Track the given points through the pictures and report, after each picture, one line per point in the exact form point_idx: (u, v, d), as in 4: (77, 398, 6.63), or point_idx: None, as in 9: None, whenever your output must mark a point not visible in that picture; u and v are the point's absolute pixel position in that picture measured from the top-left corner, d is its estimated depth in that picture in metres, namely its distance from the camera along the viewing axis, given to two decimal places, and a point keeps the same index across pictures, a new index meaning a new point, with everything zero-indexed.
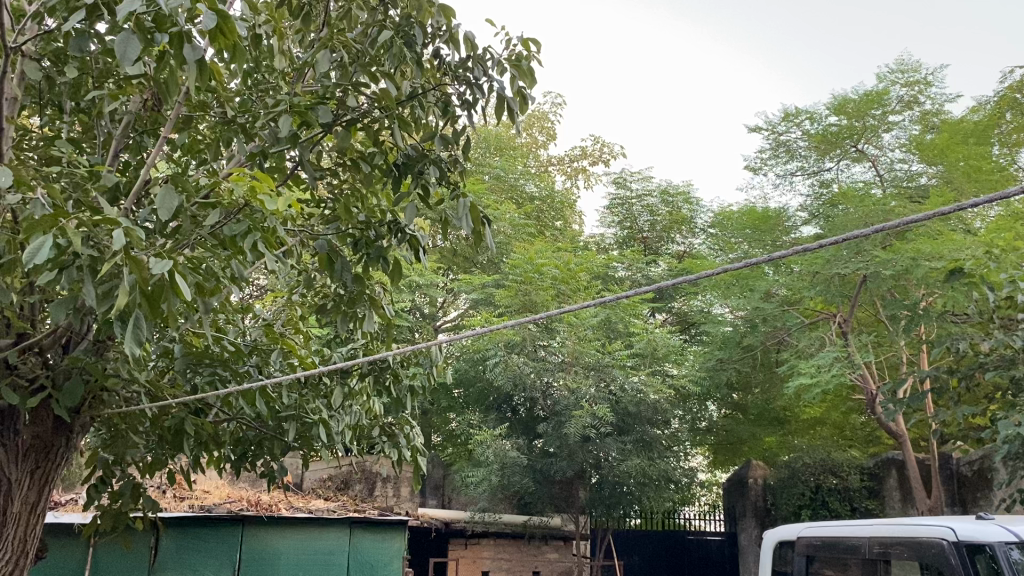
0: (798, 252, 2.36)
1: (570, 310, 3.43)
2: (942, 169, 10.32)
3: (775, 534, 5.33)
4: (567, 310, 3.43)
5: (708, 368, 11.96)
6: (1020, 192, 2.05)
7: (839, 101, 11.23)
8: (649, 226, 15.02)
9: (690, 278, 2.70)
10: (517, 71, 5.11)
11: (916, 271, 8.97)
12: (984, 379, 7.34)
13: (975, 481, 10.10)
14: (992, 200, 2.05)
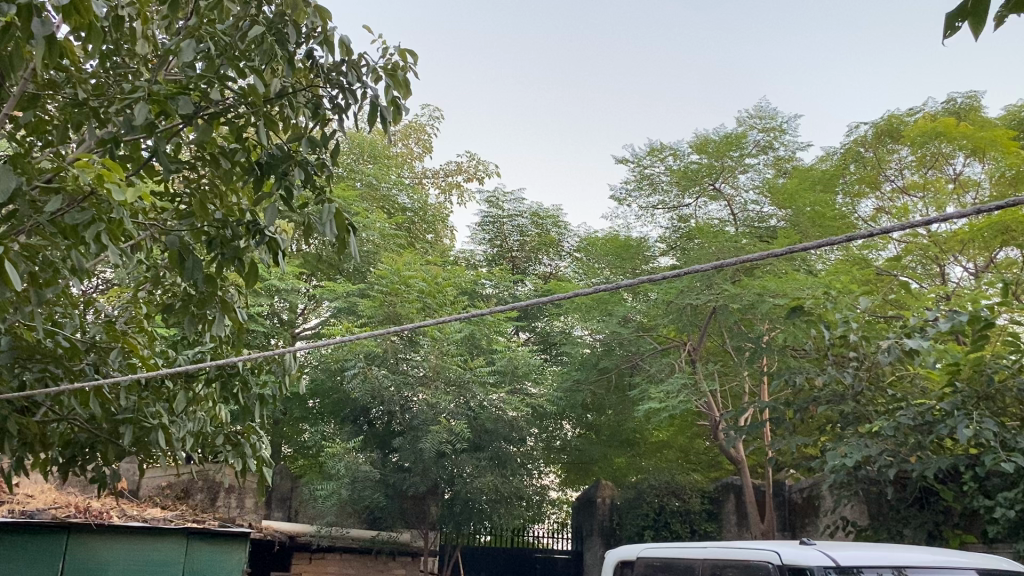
0: (651, 281, 2.48)
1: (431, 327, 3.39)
2: (791, 214, 11.05)
3: (616, 554, 5.43)
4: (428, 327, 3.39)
5: (566, 389, 12.12)
6: (852, 241, 2.22)
7: (701, 140, 11.79)
8: (518, 246, 15.20)
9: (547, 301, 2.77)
10: (392, 81, 5.05)
11: (761, 307, 9.49)
12: (817, 412, 7.79)
13: (804, 507, 10.69)
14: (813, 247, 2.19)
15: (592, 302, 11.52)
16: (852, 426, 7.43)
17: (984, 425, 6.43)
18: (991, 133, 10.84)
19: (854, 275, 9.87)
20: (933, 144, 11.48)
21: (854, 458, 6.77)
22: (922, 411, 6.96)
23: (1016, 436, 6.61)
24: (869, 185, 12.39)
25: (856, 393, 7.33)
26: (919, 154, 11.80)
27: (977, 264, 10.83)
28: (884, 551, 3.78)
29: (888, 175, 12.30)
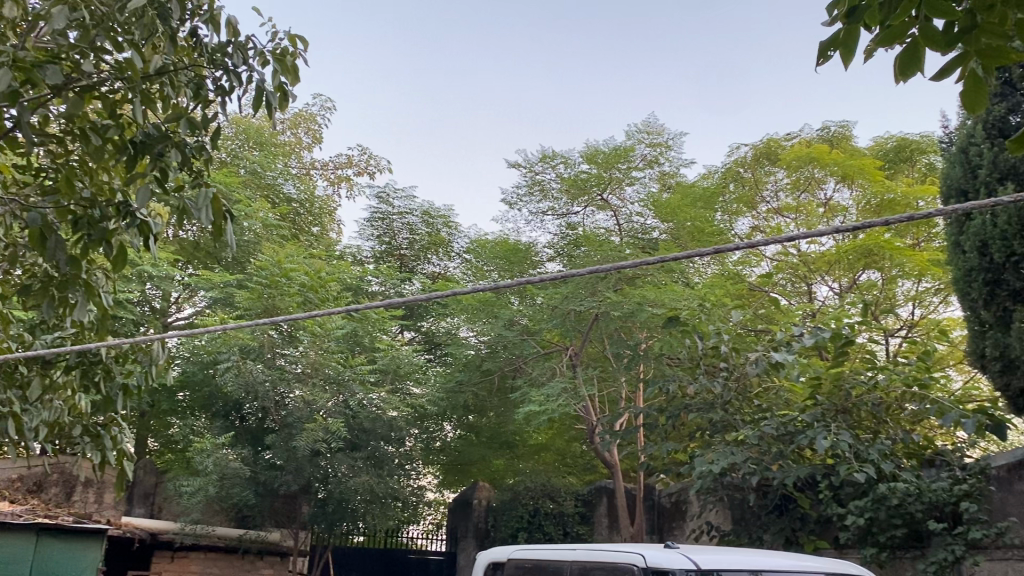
0: (517, 286, 3.15)
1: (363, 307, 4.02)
2: (673, 227, 11.46)
3: (487, 555, 5.42)
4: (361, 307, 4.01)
5: (448, 390, 11.99)
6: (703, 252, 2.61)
7: (591, 151, 11.95)
8: (407, 244, 15.06)
9: (487, 288, 3.30)
10: (280, 66, 4.92)
11: (639, 316, 9.75)
12: (688, 420, 8.03)
13: (672, 512, 11.01)
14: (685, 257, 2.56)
15: (476, 303, 11.52)
16: (720, 434, 7.70)
17: (840, 436, 6.80)
18: (859, 162, 11.52)
19: (727, 288, 10.23)
20: (807, 168, 12.10)
21: (720, 464, 7.02)
22: (785, 422, 7.28)
23: (868, 448, 7.00)
24: (746, 204, 12.89)
25: (724, 402, 7.61)
26: (794, 178, 12.39)
27: (842, 283, 11.42)
28: (743, 555, 3.93)
29: (765, 197, 12.85)
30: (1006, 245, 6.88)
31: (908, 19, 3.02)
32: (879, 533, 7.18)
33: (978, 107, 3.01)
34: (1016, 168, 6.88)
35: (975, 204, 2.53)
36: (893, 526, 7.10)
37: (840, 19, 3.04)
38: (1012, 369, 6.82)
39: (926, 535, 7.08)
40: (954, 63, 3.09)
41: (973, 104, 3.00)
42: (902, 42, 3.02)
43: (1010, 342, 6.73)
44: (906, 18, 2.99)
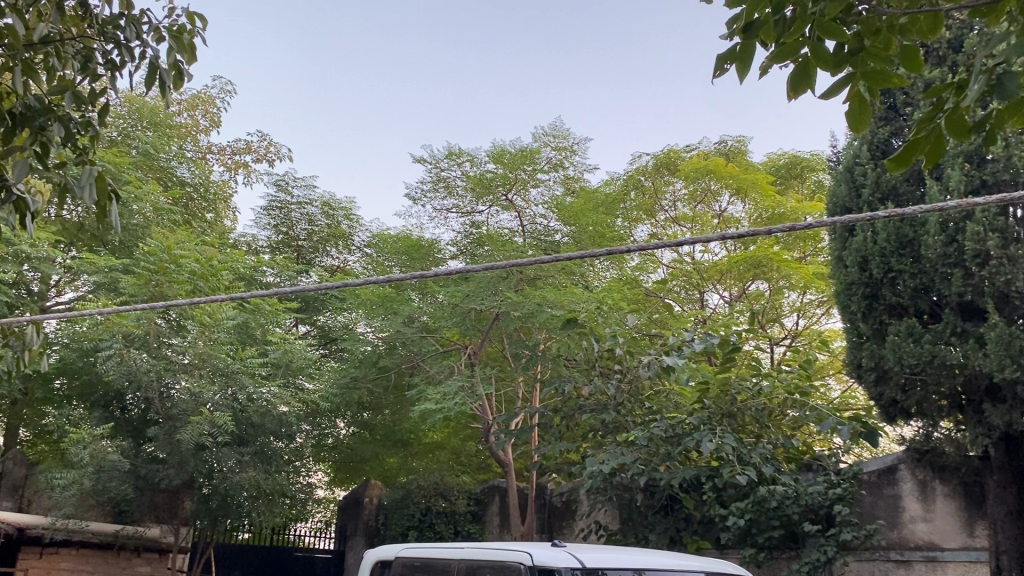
0: (460, 272, 3.37)
1: (280, 293, 4.02)
2: (575, 230, 11.54)
3: (374, 553, 5.34)
4: (278, 293, 4.01)
5: (343, 385, 11.71)
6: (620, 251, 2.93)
7: (497, 151, 11.97)
8: (306, 236, 14.76)
9: (411, 277, 3.55)
10: (176, 44, 4.74)
11: (539, 317, 9.82)
12: (582, 421, 8.12)
13: (562, 511, 11.15)
14: (584, 255, 3.07)
15: (375, 298, 11.35)
16: (611, 434, 7.82)
17: (724, 440, 7.01)
18: (753, 176, 12.00)
19: (624, 293, 10.40)
20: (704, 181, 12.48)
21: (610, 465, 7.14)
22: (673, 424, 7.46)
23: (751, 451, 7.24)
24: (646, 212, 13.15)
25: (617, 404, 7.74)
26: (692, 189, 12.75)
27: (732, 292, 11.78)
28: (628, 554, 3.98)
29: (663, 206, 13.18)
30: (884, 262, 7.28)
31: (801, 39, 3.12)
32: (757, 534, 7.44)
33: (862, 125, 3.12)
34: (896, 188, 7.28)
35: (847, 218, 2.68)
36: (771, 528, 7.37)
37: (738, 37, 3.14)
38: (885, 380, 7.18)
39: (801, 536, 7.39)
40: (844, 84, 3.19)
41: (857, 124, 3.12)
42: (794, 60, 3.12)
43: (884, 353, 7.08)
44: (799, 37, 3.10)
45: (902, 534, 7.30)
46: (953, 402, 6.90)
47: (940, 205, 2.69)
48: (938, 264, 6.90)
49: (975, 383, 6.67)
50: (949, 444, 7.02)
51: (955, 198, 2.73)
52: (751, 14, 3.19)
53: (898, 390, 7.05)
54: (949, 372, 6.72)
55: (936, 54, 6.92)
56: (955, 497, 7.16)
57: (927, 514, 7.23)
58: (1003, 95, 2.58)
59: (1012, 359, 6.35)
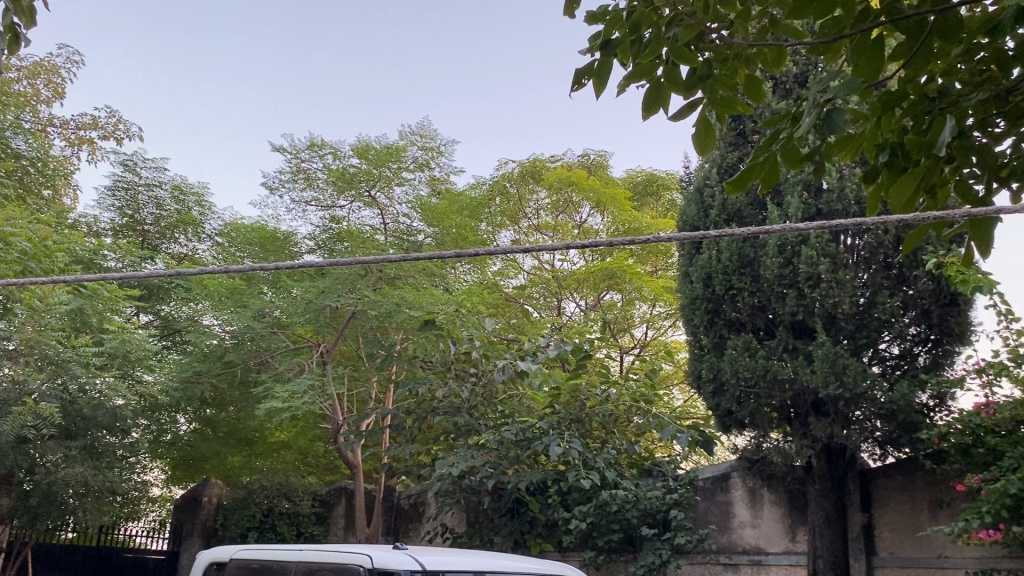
0: (297, 265, 3.21)
1: (106, 277, 3.69)
2: (438, 231, 11.53)
3: (209, 554, 5.12)
4: (105, 277, 3.69)
5: (183, 379, 11.08)
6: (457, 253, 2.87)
7: (362, 145, 11.78)
8: (152, 220, 14.06)
9: (254, 269, 3.28)
10: (14, 6, 4.41)
11: (396, 317, 9.70)
12: (434, 424, 8.08)
13: (410, 513, 11.08)
14: (445, 255, 3.00)
15: (225, 290, 10.89)
16: (463, 438, 7.82)
17: (572, 444, 7.16)
18: (613, 191, 12.43)
19: (483, 298, 10.46)
20: (567, 192, 12.77)
21: (459, 467, 7.16)
22: (523, 428, 7.55)
23: (596, 456, 7.44)
24: (509, 218, 13.27)
25: (470, 407, 7.74)
26: (554, 199, 13.00)
27: (588, 301, 12.09)
28: (470, 557, 4.00)
29: (526, 213, 13.35)
30: (726, 279, 7.66)
31: (656, 60, 3.20)
32: (597, 538, 7.65)
33: (707, 148, 3.24)
34: (740, 211, 7.67)
35: (688, 234, 2.75)
36: (611, 531, 7.59)
37: (596, 53, 3.18)
38: (722, 391, 7.54)
39: (638, 539, 7.69)
40: (694, 107, 3.30)
41: (704, 146, 3.25)
42: (650, 80, 3.20)
43: (722, 366, 7.44)
44: (654, 59, 3.18)
45: (731, 539, 7.78)
46: (782, 414, 7.28)
47: (769, 228, 2.81)
48: (775, 283, 7.32)
49: (802, 398, 7.10)
50: (776, 454, 7.31)
51: (782, 223, 2.86)
52: (610, 31, 3.25)
53: (733, 401, 7.40)
54: (780, 387, 7.11)
55: (784, 87, 7.33)
56: (780, 504, 7.62)
57: (754, 520, 7.70)
58: (831, 128, 2.75)
59: (836, 377, 6.83)
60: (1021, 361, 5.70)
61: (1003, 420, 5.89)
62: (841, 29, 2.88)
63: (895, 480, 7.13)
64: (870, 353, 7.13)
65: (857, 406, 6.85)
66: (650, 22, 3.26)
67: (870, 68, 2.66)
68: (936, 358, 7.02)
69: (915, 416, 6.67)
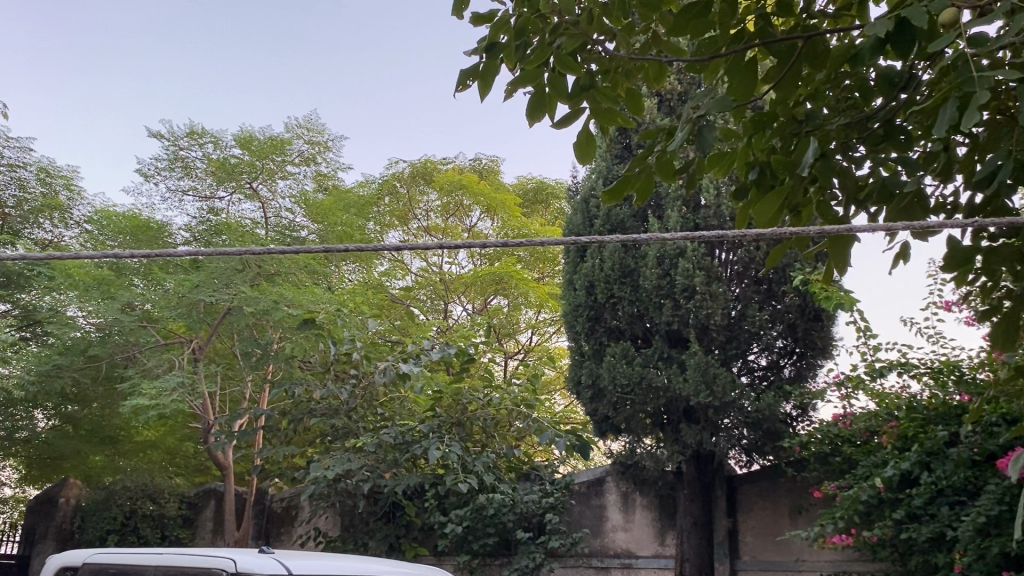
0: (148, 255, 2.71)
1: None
2: (321, 228, 11.28)
3: (59, 559, 4.79)
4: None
5: (41, 372, 10.43)
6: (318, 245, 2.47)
7: (245, 135, 11.41)
8: (14, 203, 13.13)
9: (110, 255, 2.74)
10: None
11: (274, 314, 9.37)
12: (310, 426, 7.88)
13: (282, 517, 10.78)
14: (295, 252, 2.68)
15: (92, 280, 10.28)
16: (340, 440, 7.66)
17: (451, 448, 7.12)
18: (503, 196, 12.52)
19: (366, 298, 10.30)
20: (458, 194, 12.78)
21: (335, 470, 7.00)
22: (403, 431, 7.45)
23: (475, 460, 7.42)
24: (398, 218, 13.12)
25: (348, 409, 7.57)
26: (445, 201, 12.96)
27: (475, 305, 12.09)
28: (340, 561, 3.88)
29: (416, 215, 13.24)
30: (607, 288, 7.80)
31: (542, 67, 3.22)
32: (473, 541, 7.65)
33: (588, 158, 3.30)
34: (623, 222, 7.85)
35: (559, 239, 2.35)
36: (486, 535, 7.60)
37: (482, 55, 3.17)
38: (599, 397, 7.68)
39: (513, 543, 7.71)
40: (577, 117, 3.34)
41: (585, 155, 3.30)
42: (535, 86, 3.21)
43: (601, 372, 7.58)
44: (540, 65, 3.20)
45: (603, 543, 7.90)
46: (656, 421, 7.48)
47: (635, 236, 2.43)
48: (653, 293, 7.51)
49: (675, 405, 7.31)
50: (649, 460, 7.49)
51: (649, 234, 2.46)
52: (497, 34, 3.24)
53: (610, 407, 7.55)
54: (655, 393, 7.30)
55: (668, 104, 7.55)
56: (651, 508, 7.83)
57: (626, 524, 7.87)
58: (703, 145, 2.85)
59: (706, 385, 7.08)
60: (876, 374, 6.04)
61: (858, 431, 6.22)
62: (717, 48, 2.97)
63: (760, 486, 7.43)
64: (740, 363, 7.43)
65: (726, 414, 7.13)
66: (535, 29, 3.27)
67: (743, 89, 2.77)
68: (800, 369, 7.38)
69: (778, 425, 7.01)
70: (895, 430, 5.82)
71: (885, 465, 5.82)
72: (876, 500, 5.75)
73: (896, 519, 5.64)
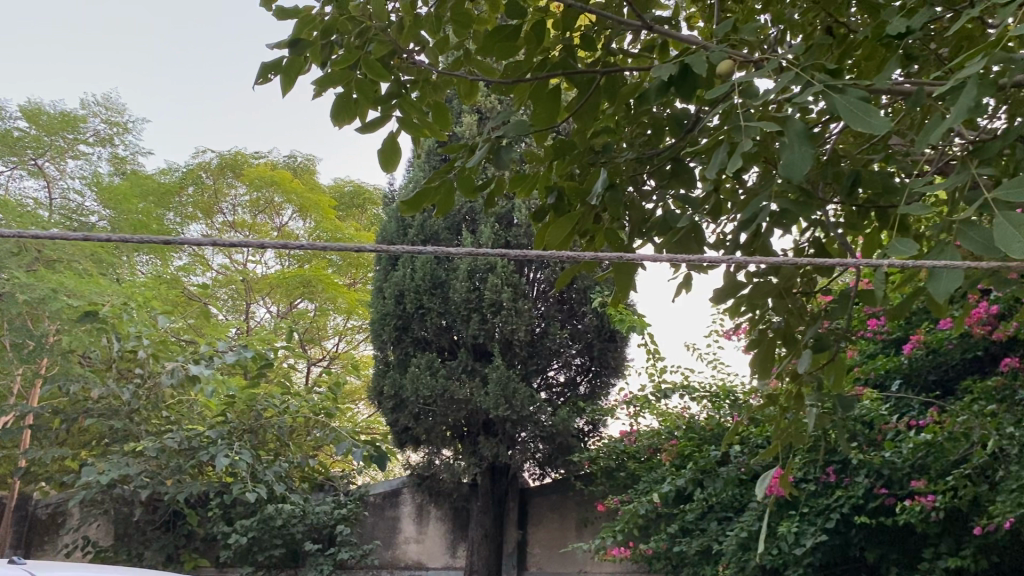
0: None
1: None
2: (113, 214, 10.48)
3: None
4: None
5: None
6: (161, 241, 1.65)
7: (32, 108, 10.45)
8: None
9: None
10: None
11: (51, 305, 8.36)
12: (85, 426, 7.31)
13: (47, 524, 9.90)
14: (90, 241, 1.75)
15: None
16: (119, 443, 7.19)
17: (240, 456, 6.70)
18: (316, 197, 12.23)
19: (159, 293, 9.69)
20: (268, 191, 12.30)
21: (110, 476, 6.53)
22: (189, 435, 6.97)
23: (266, 468, 7.12)
24: (202, 211, 12.49)
25: (130, 410, 7.09)
26: (254, 197, 12.48)
27: (279, 308, 11.72)
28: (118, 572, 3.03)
29: (222, 208, 12.63)
30: (416, 298, 7.80)
31: (350, 70, 3.14)
32: (258, 552, 7.39)
33: (391, 166, 3.26)
34: (436, 234, 7.93)
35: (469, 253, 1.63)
36: (273, 546, 7.37)
37: (284, 49, 3.05)
38: (400, 407, 7.63)
39: (301, 554, 7.53)
40: (384, 124, 3.29)
41: (388, 160, 3.25)
42: (342, 90, 3.12)
43: (403, 383, 7.53)
44: (348, 68, 3.11)
45: (394, 554, 7.89)
46: (456, 432, 7.56)
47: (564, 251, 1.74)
48: (461, 306, 7.59)
49: (474, 418, 7.45)
50: (445, 471, 7.50)
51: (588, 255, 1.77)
52: (303, 30, 3.12)
53: (411, 418, 7.52)
54: (456, 406, 7.38)
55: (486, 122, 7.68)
56: (444, 520, 7.94)
57: (419, 536, 7.93)
58: (499, 163, 2.96)
59: (505, 399, 7.25)
60: (661, 395, 6.40)
61: (642, 447, 6.56)
62: (521, 73, 3.02)
63: (550, 499, 7.63)
64: (539, 378, 7.67)
65: (522, 428, 7.34)
66: (341, 28, 3.20)
67: (542, 117, 2.87)
68: (594, 387, 7.71)
69: (570, 439, 7.25)
70: (674, 449, 6.20)
71: (663, 482, 6.16)
72: (654, 515, 6.09)
73: (671, 533, 5.99)
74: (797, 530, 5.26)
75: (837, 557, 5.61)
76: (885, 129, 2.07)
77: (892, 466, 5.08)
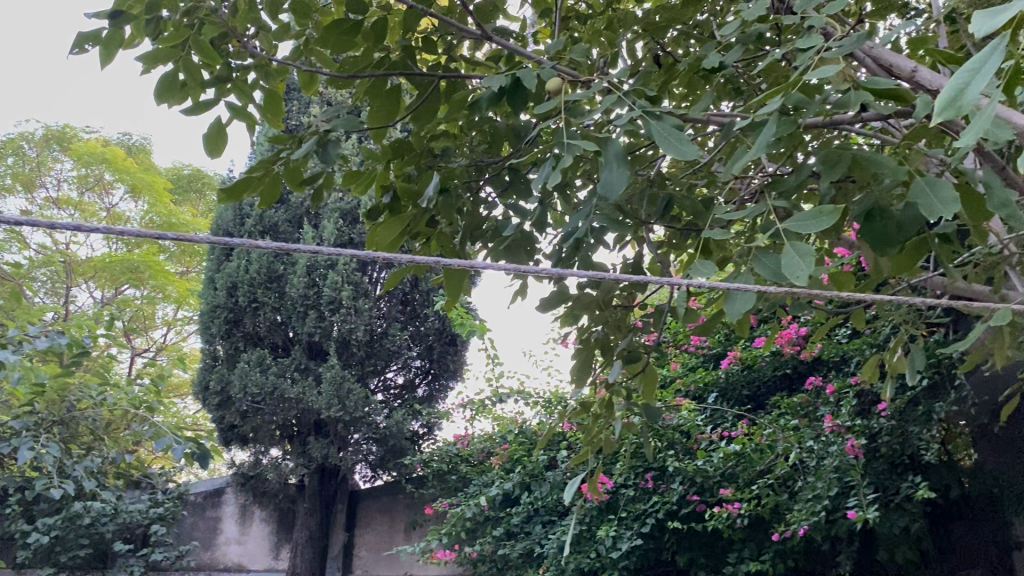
0: None
1: None
2: None
3: None
4: None
5: None
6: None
7: None
8: None
9: None
10: None
11: None
12: None
13: None
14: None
15: None
16: None
17: (47, 449, 6.12)
18: (150, 179, 11.17)
19: None
20: (97, 167, 11.39)
21: None
22: None
23: (76, 463, 6.67)
24: (22, 183, 11.61)
25: None
26: (82, 172, 11.65)
27: (103, 293, 11.12)
28: None
29: (44, 182, 11.81)
30: (250, 291, 7.56)
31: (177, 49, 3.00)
32: (61, 552, 6.94)
33: (217, 152, 3.14)
34: (276, 226, 7.86)
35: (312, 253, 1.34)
36: (78, 546, 6.95)
37: (103, 20, 2.85)
38: (227, 404, 7.37)
39: (110, 555, 7.14)
40: (212, 108, 3.17)
41: (214, 145, 3.13)
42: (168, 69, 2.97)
43: (231, 378, 7.27)
44: (177, 47, 2.97)
45: (213, 556, 7.68)
46: (285, 432, 7.38)
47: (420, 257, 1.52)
48: (298, 302, 7.44)
49: (305, 418, 7.29)
50: (272, 471, 7.34)
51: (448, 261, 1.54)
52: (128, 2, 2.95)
53: (237, 416, 7.27)
54: (285, 405, 7.19)
55: None
56: (269, 521, 7.79)
57: (241, 537, 7.72)
58: (326, 158, 2.91)
59: (339, 399, 7.15)
60: (495, 399, 6.51)
61: (475, 451, 6.66)
62: (359, 69, 2.98)
63: (380, 502, 7.55)
64: (377, 379, 7.62)
65: (355, 429, 7.27)
66: (169, 5, 3.03)
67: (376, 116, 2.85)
68: (432, 390, 7.77)
69: (404, 441, 7.26)
70: (505, 453, 6.30)
71: (491, 485, 6.26)
72: (480, 517, 6.20)
73: (496, 536, 6.08)
74: (614, 534, 5.48)
75: (650, 561, 5.85)
76: (694, 156, 2.19)
77: (704, 474, 5.32)
